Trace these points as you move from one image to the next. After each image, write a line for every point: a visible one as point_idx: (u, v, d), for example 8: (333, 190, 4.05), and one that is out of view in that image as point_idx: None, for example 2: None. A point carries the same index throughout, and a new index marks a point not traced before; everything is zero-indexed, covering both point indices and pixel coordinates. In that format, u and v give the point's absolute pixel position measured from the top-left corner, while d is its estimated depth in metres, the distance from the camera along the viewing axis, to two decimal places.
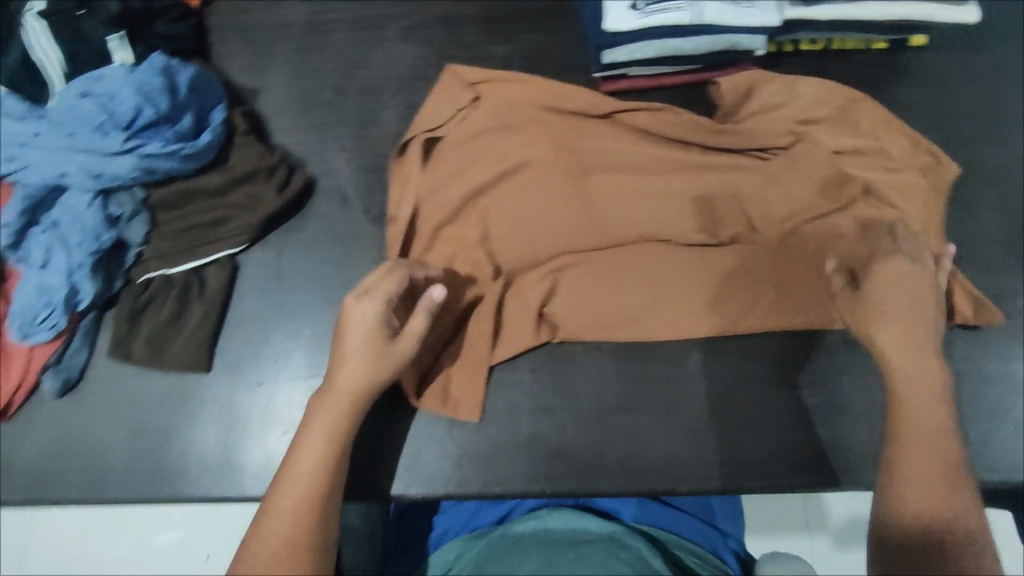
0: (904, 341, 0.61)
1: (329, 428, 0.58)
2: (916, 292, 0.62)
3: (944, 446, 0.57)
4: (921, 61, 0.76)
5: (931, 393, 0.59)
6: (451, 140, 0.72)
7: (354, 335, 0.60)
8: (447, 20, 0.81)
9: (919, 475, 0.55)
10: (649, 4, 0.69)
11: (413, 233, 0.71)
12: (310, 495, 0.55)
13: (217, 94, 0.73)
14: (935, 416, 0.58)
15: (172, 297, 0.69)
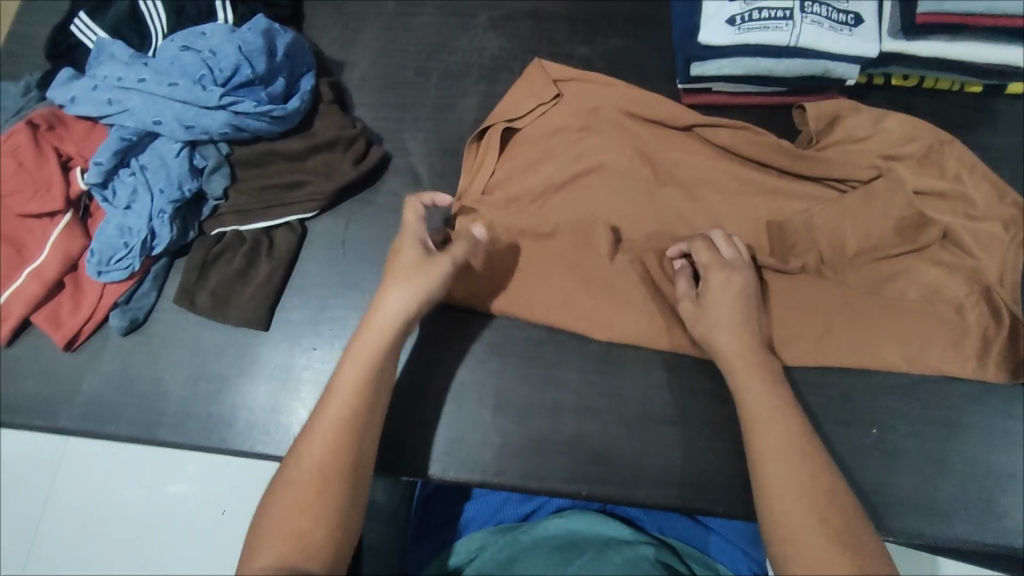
0: (766, 391, 0.57)
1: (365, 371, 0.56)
2: (730, 319, 0.61)
3: (812, 501, 0.50)
4: (1012, 110, 0.75)
5: (786, 439, 0.53)
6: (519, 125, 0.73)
7: (384, 311, 0.58)
8: (536, 15, 0.82)
9: (793, 535, 0.49)
10: (746, 20, 0.68)
11: None
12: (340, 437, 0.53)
13: (307, 62, 0.75)
14: (786, 466, 0.52)
15: (243, 252, 0.72)
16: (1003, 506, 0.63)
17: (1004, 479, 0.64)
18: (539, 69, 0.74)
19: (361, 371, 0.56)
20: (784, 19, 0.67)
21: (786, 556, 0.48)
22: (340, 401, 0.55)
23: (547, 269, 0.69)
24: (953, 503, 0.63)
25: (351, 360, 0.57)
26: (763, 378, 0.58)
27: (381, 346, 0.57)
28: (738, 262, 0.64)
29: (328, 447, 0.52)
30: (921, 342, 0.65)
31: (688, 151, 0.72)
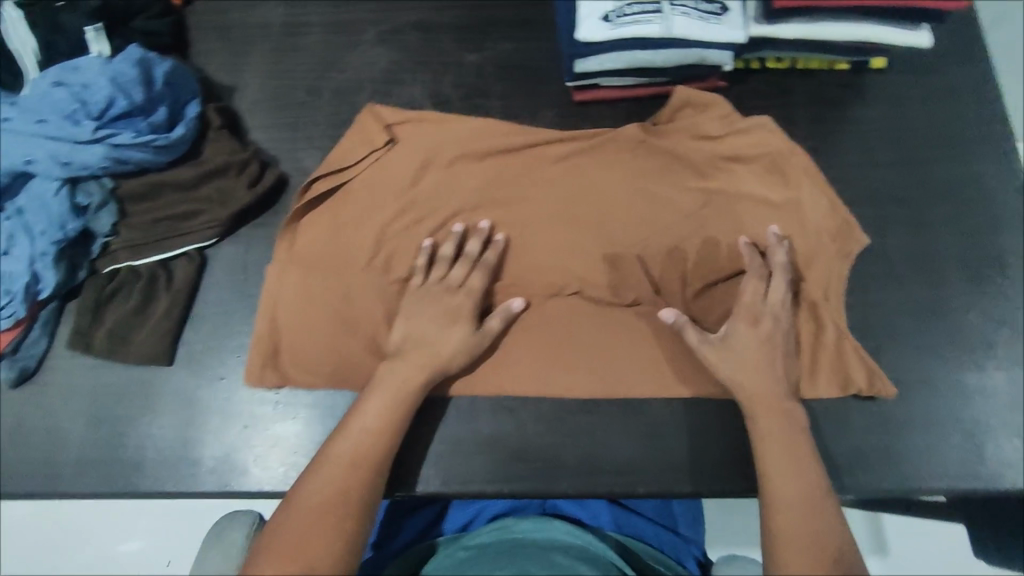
0: (787, 432, 0.61)
1: (377, 419, 0.61)
2: (758, 364, 0.63)
3: (816, 545, 0.54)
4: (880, 82, 0.79)
5: (800, 488, 0.58)
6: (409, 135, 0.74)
7: (375, 396, 0.62)
8: (423, 27, 0.83)
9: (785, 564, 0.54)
10: (621, 15, 0.70)
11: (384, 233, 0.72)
12: (341, 481, 0.57)
13: (191, 89, 0.73)
14: (796, 514, 0.56)
15: (139, 288, 0.70)
16: (902, 454, 0.66)
17: (901, 429, 0.67)
18: (372, 114, 0.73)
19: (363, 442, 0.60)
20: (653, 13, 0.70)
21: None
22: (344, 460, 0.59)
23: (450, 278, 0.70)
24: (855, 456, 0.66)
25: (358, 417, 0.61)
26: (783, 422, 0.61)
27: (387, 420, 0.61)
28: (776, 308, 0.66)
29: (326, 502, 0.56)
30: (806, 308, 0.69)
31: (584, 143, 0.73)
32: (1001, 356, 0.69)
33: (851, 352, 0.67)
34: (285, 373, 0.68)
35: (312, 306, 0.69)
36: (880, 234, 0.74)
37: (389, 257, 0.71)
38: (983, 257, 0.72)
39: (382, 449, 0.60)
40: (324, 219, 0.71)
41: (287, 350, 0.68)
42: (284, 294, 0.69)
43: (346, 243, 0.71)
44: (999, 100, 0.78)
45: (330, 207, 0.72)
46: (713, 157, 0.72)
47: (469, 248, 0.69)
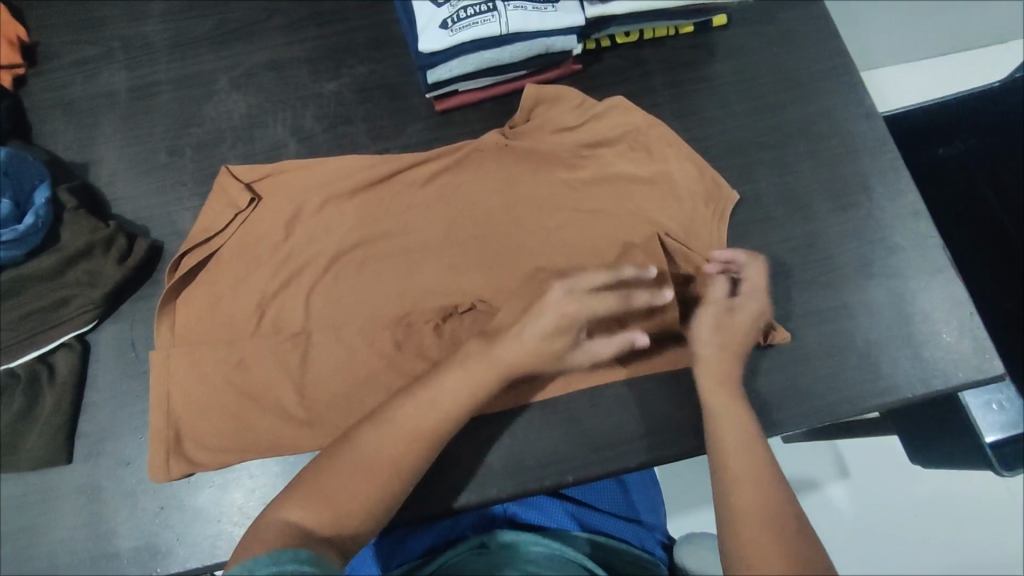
0: (737, 420, 0.60)
1: (481, 373, 0.61)
2: (712, 357, 0.64)
3: (772, 526, 0.52)
4: (724, 38, 0.83)
5: (751, 470, 0.56)
6: (278, 183, 0.74)
7: (474, 361, 0.62)
8: (276, 65, 0.82)
9: (742, 545, 0.51)
10: (457, 21, 0.71)
11: (272, 280, 0.71)
12: (425, 425, 0.59)
13: (38, 173, 0.70)
14: (753, 495, 0.55)
15: (19, 390, 0.66)
16: (808, 385, 0.69)
17: (802, 360, 0.69)
18: (228, 175, 0.73)
19: (387, 449, 0.57)
20: (488, 12, 0.70)
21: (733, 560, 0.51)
22: (359, 463, 0.56)
23: (342, 314, 0.71)
24: (765, 397, 0.68)
25: (375, 433, 0.58)
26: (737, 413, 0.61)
27: (440, 419, 0.59)
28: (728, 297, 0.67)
29: (351, 493, 0.55)
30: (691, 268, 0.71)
31: (448, 160, 0.75)
32: (878, 273, 0.73)
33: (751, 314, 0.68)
34: (193, 445, 0.66)
35: (203, 379, 0.67)
36: (751, 182, 0.77)
37: (279, 306, 0.71)
38: (846, 184, 0.76)
39: (416, 432, 0.58)
40: (208, 282, 0.71)
41: (189, 428, 0.66)
42: (176, 371, 0.67)
43: (230, 306, 0.70)
44: (834, 37, 0.83)
45: (204, 275, 0.71)
46: (572, 147, 0.75)
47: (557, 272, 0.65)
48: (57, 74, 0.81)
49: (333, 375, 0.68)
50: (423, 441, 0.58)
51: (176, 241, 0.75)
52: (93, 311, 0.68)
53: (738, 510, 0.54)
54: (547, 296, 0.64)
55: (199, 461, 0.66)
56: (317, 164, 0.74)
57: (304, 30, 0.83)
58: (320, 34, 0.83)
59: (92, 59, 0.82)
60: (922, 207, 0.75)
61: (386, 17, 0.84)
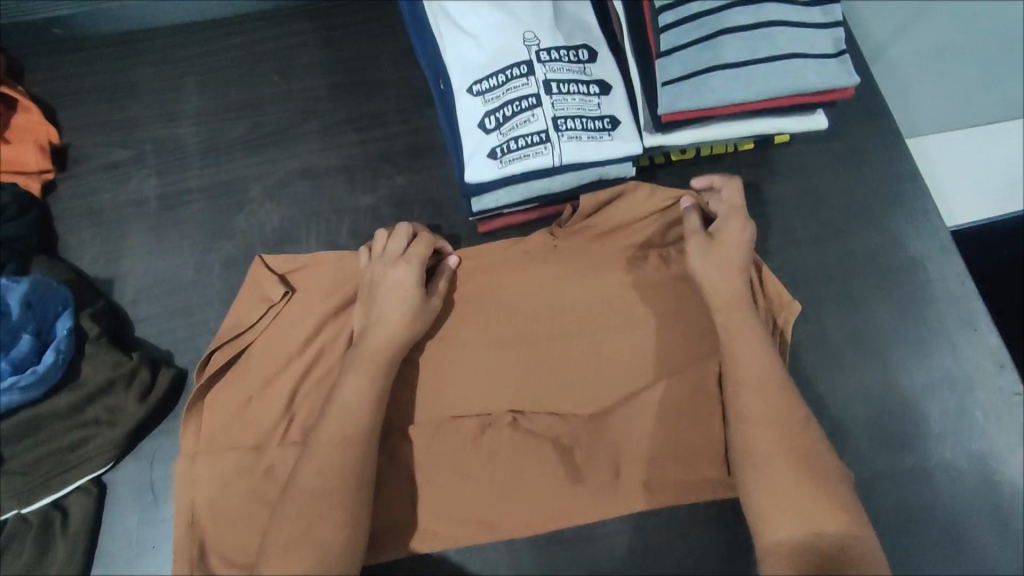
0: (750, 355, 0.60)
1: (375, 374, 0.60)
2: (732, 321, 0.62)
3: (784, 447, 0.54)
4: (785, 156, 0.78)
5: (778, 483, 0.52)
6: (312, 271, 0.68)
7: (367, 355, 0.61)
8: (311, 173, 0.78)
9: (755, 491, 0.53)
10: (507, 151, 0.66)
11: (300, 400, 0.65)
12: (346, 433, 0.57)
13: (62, 300, 0.67)
14: (780, 507, 0.52)
15: (30, 540, 0.62)
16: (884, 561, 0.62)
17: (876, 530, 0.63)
18: (260, 265, 0.68)
19: (325, 475, 0.54)
20: (541, 143, 0.65)
21: (754, 502, 0.53)
22: (305, 493, 0.53)
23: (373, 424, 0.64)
24: None
25: (305, 464, 0.55)
26: (753, 352, 0.60)
27: (360, 423, 0.57)
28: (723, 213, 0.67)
29: (310, 533, 0.51)
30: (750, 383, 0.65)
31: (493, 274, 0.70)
32: (958, 433, 0.67)
33: None
34: (217, 566, 0.58)
35: (228, 493, 0.60)
36: (816, 321, 0.71)
37: (306, 409, 0.64)
38: (919, 326, 0.71)
39: (352, 469, 0.55)
40: (233, 385, 0.65)
41: (212, 548, 0.59)
42: (198, 488, 0.61)
43: (254, 406, 0.64)
44: (905, 154, 0.78)
45: (231, 371, 0.65)
46: (627, 249, 0.70)
47: (389, 252, 0.66)
48: (86, 179, 0.78)
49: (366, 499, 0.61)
50: (355, 455, 0.56)
51: None
52: (111, 453, 0.64)
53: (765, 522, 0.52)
54: (380, 278, 0.64)
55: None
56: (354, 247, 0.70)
57: (341, 135, 0.79)
58: (358, 140, 0.79)
59: (123, 163, 0.79)
60: (1007, 357, 0.69)
61: (427, 123, 0.80)
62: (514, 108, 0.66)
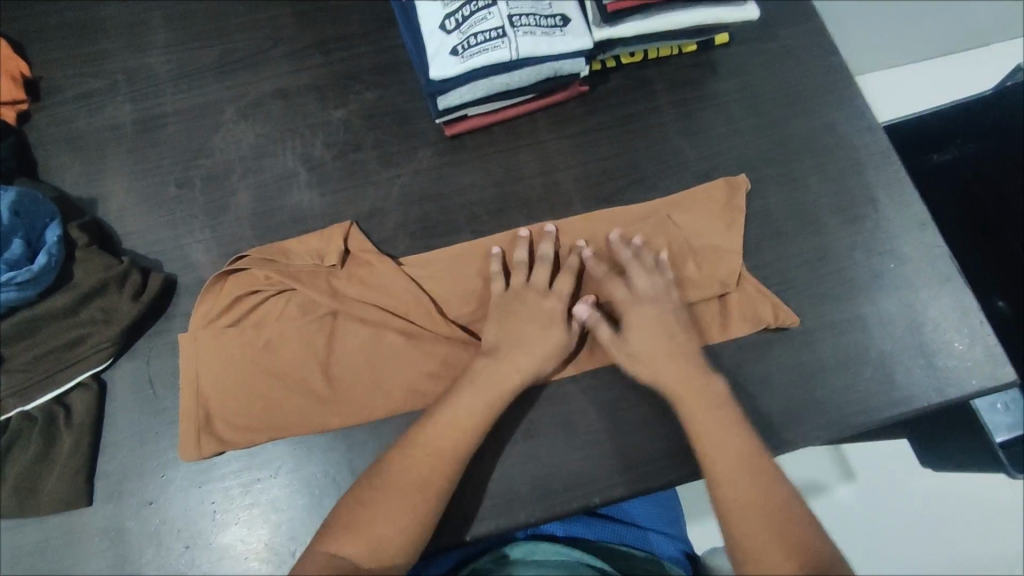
0: (699, 400, 0.65)
1: (487, 393, 0.64)
2: (658, 347, 0.67)
3: (773, 505, 0.61)
4: (726, 56, 0.84)
5: (762, 541, 0.59)
6: (365, 261, 0.72)
7: (498, 366, 0.65)
8: (283, 94, 0.82)
9: (746, 535, 0.60)
10: (468, 47, 0.71)
11: (296, 299, 0.70)
12: (457, 442, 0.62)
13: (50, 211, 0.69)
14: (773, 559, 0.58)
15: (37, 432, 0.65)
16: (825, 399, 0.69)
17: (819, 373, 0.70)
18: (342, 232, 0.73)
19: (418, 476, 0.61)
20: (499, 38, 0.71)
21: (748, 551, 0.60)
22: (405, 489, 0.60)
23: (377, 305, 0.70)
24: (785, 409, 0.69)
25: (425, 436, 0.63)
26: (700, 400, 0.65)
27: (472, 426, 0.63)
28: (652, 293, 0.70)
29: (406, 515, 0.59)
30: (713, 263, 0.73)
31: (460, 164, 0.78)
32: (889, 286, 0.74)
33: (757, 297, 0.72)
34: (224, 425, 0.66)
35: (238, 364, 0.68)
36: (761, 197, 0.78)
37: (302, 300, 0.70)
38: (852, 196, 0.78)
39: (455, 455, 0.62)
40: (249, 282, 0.70)
41: (216, 409, 0.67)
42: (203, 360, 0.68)
43: (266, 305, 0.70)
44: (832, 52, 0.84)
45: (250, 277, 0.71)
46: (576, 147, 0.79)
47: (540, 278, 0.70)
48: (61, 108, 0.80)
49: (359, 361, 0.68)
50: (453, 460, 0.62)
51: (190, 274, 0.74)
52: (110, 346, 0.67)
53: (758, 569, 0.59)
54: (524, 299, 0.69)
55: (229, 440, 0.66)
56: (416, 261, 0.73)
57: (308, 58, 0.83)
58: (326, 61, 0.83)
59: (95, 92, 0.81)
60: (928, 219, 0.77)
61: (391, 43, 0.84)
62: (473, 8, 0.72)
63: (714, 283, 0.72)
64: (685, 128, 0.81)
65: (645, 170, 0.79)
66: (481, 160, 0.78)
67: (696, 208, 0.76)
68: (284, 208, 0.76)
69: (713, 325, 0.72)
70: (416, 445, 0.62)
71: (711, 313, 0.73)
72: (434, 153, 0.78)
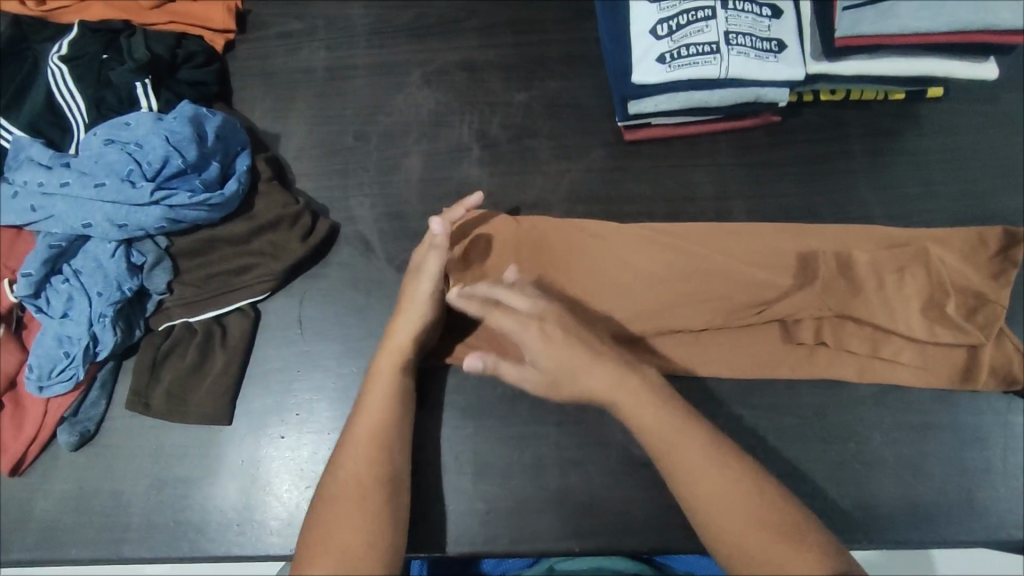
0: (659, 420, 0.56)
1: (390, 373, 0.62)
2: (585, 370, 0.58)
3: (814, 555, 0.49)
4: (937, 111, 0.77)
5: None
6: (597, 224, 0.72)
7: (390, 350, 0.63)
8: (468, 67, 0.82)
9: (726, 542, 0.52)
10: (676, 57, 0.69)
11: (528, 240, 0.71)
12: (381, 425, 0.60)
13: (242, 140, 0.73)
14: None
15: (195, 346, 0.69)
16: (982, 502, 0.64)
17: (980, 474, 0.65)
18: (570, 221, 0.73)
19: (353, 474, 0.57)
20: (711, 53, 0.69)
21: (729, 560, 0.51)
22: (346, 488, 0.56)
23: (614, 261, 0.70)
24: (934, 502, 0.64)
25: (358, 421, 0.60)
26: (648, 397, 0.57)
27: (383, 408, 0.61)
28: (521, 316, 0.59)
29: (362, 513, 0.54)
30: (970, 308, 0.67)
31: (633, 170, 0.76)
32: None
33: (1010, 353, 0.66)
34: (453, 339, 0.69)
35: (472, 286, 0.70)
36: None
37: (536, 242, 0.71)
38: None
39: (388, 433, 0.60)
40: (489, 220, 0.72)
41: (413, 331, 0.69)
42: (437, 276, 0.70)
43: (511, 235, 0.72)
44: None
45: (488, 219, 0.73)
46: (756, 177, 0.75)
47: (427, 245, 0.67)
48: (262, 43, 0.84)
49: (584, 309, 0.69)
50: (385, 445, 0.59)
51: (351, 226, 0.75)
52: (272, 279, 0.70)
53: None
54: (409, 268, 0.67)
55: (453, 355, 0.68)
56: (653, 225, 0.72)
57: (499, 35, 0.83)
58: (515, 42, 0.83)
59: (294, 34, 0.84)
60: None
61: (584, 36, 0.82)
62: (690, 18, 0.70)
63: (969, 326, 0.66)
64: (878, 178, 0.75)
65: (823, 216, 0.74)
66: (656, 172, 0.76)
67: (961, 248, 0.70)
68: (451, 180, 0.77)
69: (952, 370, 0.67)
70: (348, 437, 0.59)
71: (956, 356, 0.67)
72: (608, 155, 0.77)
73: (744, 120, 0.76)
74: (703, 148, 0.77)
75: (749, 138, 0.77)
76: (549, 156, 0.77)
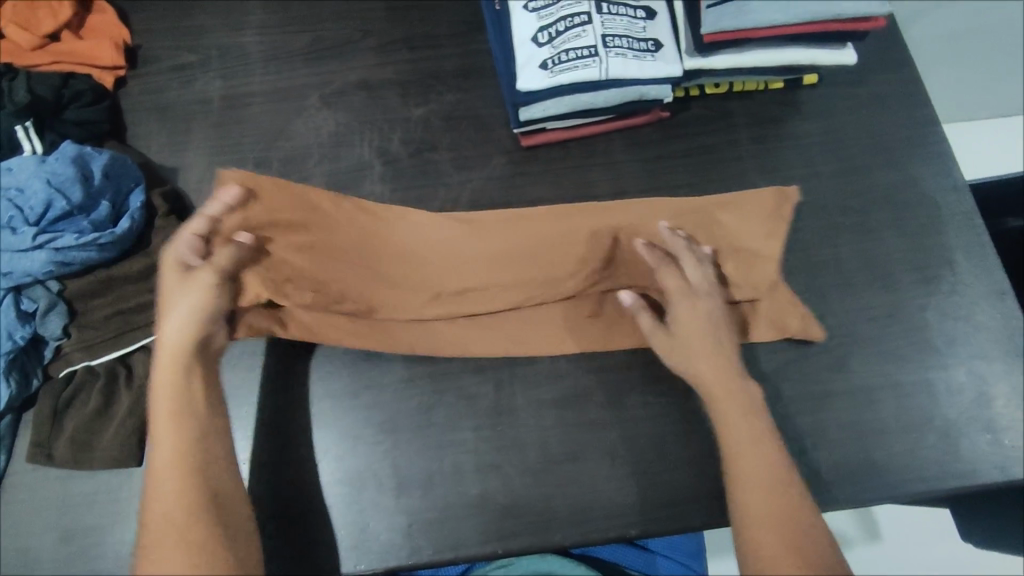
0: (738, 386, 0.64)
1: (176, 376, 0.60)
2: (703, 344, 0.66)
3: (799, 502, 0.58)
4: (814, 96, 0.82)
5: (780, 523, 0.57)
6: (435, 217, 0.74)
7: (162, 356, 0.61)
8: (366, 86, 0.83)
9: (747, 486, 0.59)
10: (558, 63, 0.72)
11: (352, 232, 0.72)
12: (181, 433, 0.58)
13: (134, 176, 0.72)
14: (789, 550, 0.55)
15: (98, 390, 0.67)
16: (881, 461, 0.67)
17: (877, 435, 0.68)
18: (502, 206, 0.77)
19: (174, 511, 0.55)
20: (590, 57, 0.71)
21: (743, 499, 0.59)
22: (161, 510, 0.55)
23: (437, 247, 0.73)
24: (837, 466, 0.67)
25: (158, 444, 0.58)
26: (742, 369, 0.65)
27: (174, 415, 0.58)
28: (705, 287, 0.69)
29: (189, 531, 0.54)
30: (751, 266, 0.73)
31: (533, 175, 0.78)
32: (962, 353, 0.72)
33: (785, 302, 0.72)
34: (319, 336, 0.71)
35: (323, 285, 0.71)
36: (831, 245, 0.76)
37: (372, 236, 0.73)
38: (931, 257, 0.75)
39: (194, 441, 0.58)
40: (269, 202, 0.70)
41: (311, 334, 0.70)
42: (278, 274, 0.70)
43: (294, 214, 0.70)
44: (924, 105, 0.81)
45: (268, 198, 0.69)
46: (651, 171, 0.78)
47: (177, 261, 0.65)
48: (154, 77, 0.83)
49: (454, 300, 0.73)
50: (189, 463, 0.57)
51: None
52: None
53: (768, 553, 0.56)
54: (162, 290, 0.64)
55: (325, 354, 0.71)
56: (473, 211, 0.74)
57: (395, 53, 0.84)
58: (411, 58, 0.84)
59: (188, 65, 0.84)
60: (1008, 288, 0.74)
61: (477, 47, 0.84)
62: (567, 24, 0.72)
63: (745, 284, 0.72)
64: (765, 163, 0.79)
65: None
66: (555, 174, 0.78)
67: (766, 208, 0.75)
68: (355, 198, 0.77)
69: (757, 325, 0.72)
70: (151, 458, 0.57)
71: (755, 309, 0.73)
72: (509, 162, 0.79)
73: (635, 118, 0.79)
74: (598, 149, 0.79)
75: (642, 135, 0.80)
76: (450, 168, 0.79)
